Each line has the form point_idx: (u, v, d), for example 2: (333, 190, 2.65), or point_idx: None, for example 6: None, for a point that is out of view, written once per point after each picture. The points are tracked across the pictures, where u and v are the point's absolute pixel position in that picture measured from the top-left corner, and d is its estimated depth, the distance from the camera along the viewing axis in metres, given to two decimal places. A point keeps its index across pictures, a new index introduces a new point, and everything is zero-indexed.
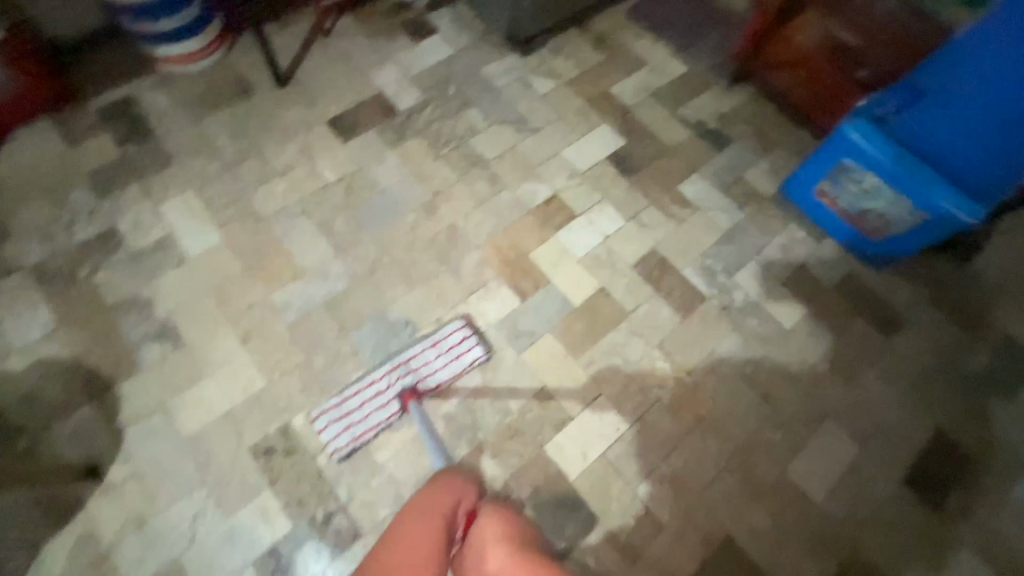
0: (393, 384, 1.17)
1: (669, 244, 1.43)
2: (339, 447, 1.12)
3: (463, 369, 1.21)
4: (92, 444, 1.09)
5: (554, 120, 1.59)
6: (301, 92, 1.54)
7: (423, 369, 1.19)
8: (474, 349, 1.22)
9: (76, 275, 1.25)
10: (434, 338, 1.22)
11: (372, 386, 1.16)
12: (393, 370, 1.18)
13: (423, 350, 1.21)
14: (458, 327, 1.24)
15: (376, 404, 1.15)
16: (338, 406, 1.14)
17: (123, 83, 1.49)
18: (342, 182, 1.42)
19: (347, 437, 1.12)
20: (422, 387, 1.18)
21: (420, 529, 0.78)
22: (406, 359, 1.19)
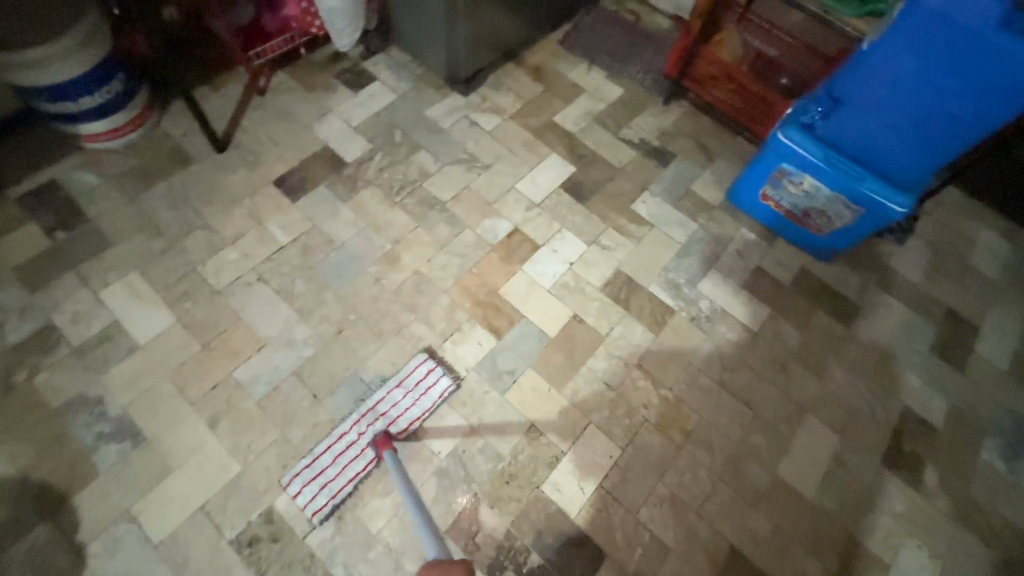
0: (365, 433, 1.15)
1: (633, 262, 1.46)
2: (318, 508, 1.07)
3: (434, 403, 1.20)
4: (52, 567, 0.99)
5: (504, 154, 1.61)
6: (242, 155, 1.50)
7: (393, 411, 1.18)
8: (441, 381, 1.23)
9: (13, 381, 1.14)
10: (398, 379, 1.23)
11: (344, 438, 1.14)
12: (362, 419, 1.17)
13: (389, 393, 1.20)
14: (420, 363, 1.25)
15: (350, 456, 1.12)
16: (311, 465, 1.11)
17: (46, 166, 1.40)
18: (298, 242, 1.38)
19: (325, 496, 1.08)
20: (395, 430, 1.17)
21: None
22: (373, 405, 1.19)
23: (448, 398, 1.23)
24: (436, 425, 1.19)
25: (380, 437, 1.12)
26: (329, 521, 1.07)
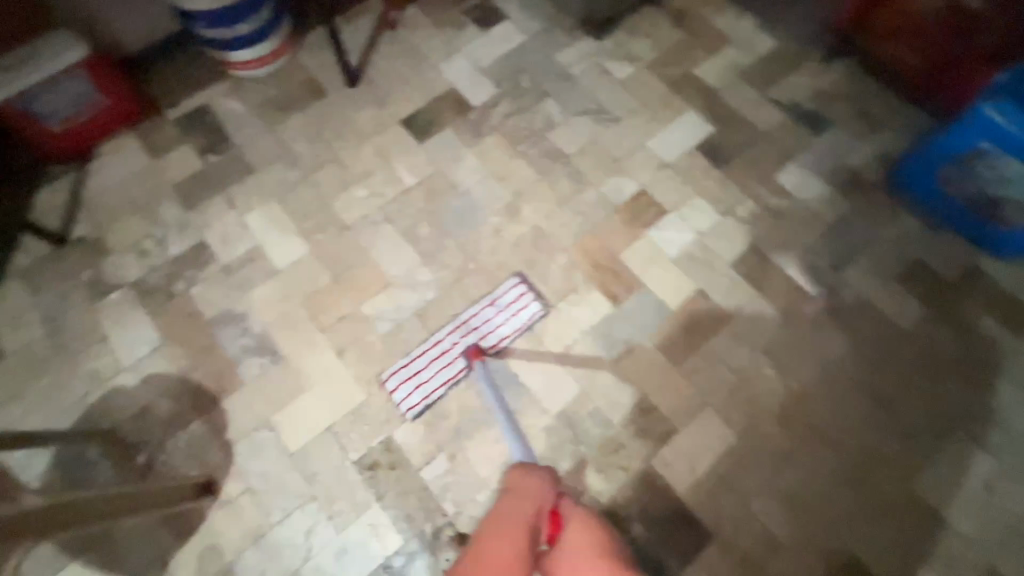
0: (457, 343, 1.18)
1: (769, 240, 1.34)
2: (412, 405, 1.14)
3: (524, 325, 1.22)
4: (207, 459, 1.12)
5: (636, 108, 1.49)
6: (372, 91, 1.49)
7: (484, 327, 1.20)
8: (531, 305, 1.23)
9: (174, 290, 1.26)
10: (492, 297, 1.23)
11: (438, 345, 1.18)
12: (456, 330, 1.20)
13: (482, 309, 1.21)
14: (513, 284, 1.24)
15: (444, 362, 1.17)
16: (408, 366, 1.16)
17: (198, 90, 1.48)
18: (423, 185, 1.38)
19: (419, 395, 1.14)
20: (485, 345, 1.19)
21: (508, 515, 0.85)
22: (466, 319, 1.21)
23: (535, 322, 1.24)
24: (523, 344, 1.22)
25: (473, 349, 1.16)
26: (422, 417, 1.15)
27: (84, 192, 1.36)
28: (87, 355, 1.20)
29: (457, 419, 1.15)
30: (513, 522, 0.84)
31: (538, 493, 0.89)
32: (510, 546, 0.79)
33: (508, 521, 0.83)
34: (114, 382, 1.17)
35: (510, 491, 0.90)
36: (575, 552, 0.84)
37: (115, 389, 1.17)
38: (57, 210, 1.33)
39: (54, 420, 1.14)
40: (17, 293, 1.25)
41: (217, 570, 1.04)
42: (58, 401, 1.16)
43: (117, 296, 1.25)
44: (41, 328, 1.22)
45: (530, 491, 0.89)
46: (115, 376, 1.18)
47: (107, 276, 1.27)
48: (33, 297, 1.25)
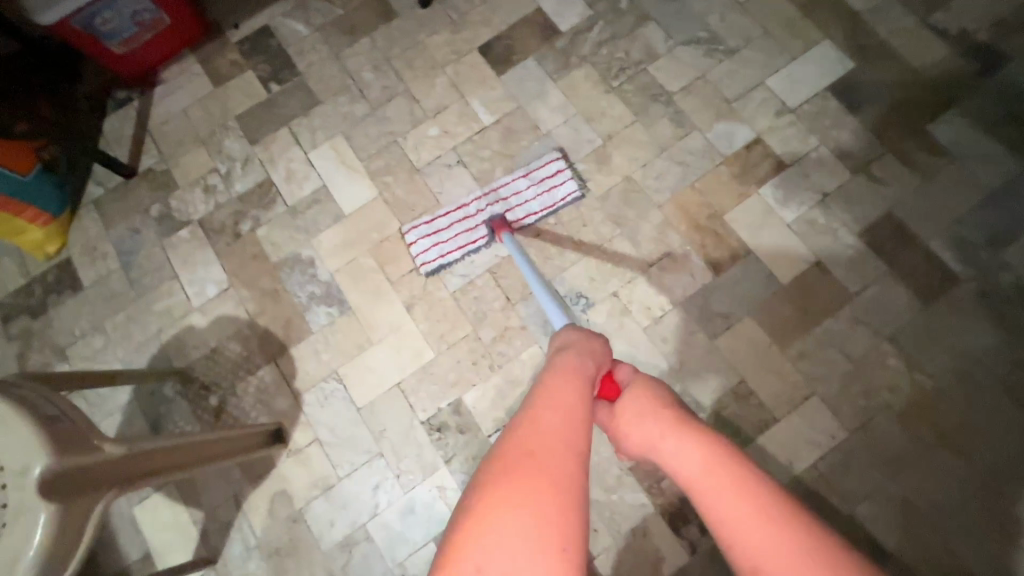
0: (483, 210, 1.15)
1: (911, 206, 1.11)
2: (428, 261, 1.13)
3: (555, 204, 1.15)
4: (276, 407, 1.10)
5: (757, 36, 1.24)
6: (447, 12, 1.31)
7: (513, 199, 1.15)
8: (566, 185, 1.16)
9: (240, 230, 1.21)
10: (527, 169, 1.17)
11: (464, 208, 1.15)
12: (484, 197, 1.16)
13: (514, 181, 1.16)
14: (552, 160, 1.17)
15: (467, 224, 1.14)
16: (430, 223, 1.14)
17: (260, 10, 1.35)
18: (500, 124, 1.22)
19: (436, 253, 1.13)
20: (511, 217, 1.14)
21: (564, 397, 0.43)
22: (496, 187, 1.16)
23: (568, 204, 1.17)
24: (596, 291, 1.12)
25: (497, 219, 1.11)
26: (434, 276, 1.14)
27: (149, 120, 1.30)
28: (159, 293, 1.18)
29: (529, 386, 1.07)
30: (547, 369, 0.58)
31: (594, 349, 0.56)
32: (564, 406, 0.43)
33: (561, 392, 0.44)
34: (187, 321, 1.16)
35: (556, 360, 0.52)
36: (635, 411, 0.53)
37: (188, 328, 1.16)
38: (125, 140, 1.29)
39: (132, 355, 1.15)
40: (92, 226, 1.24)
41: (289, 515, 1.05)
42: (134, 336, 1.16)
43: (185, 233, 1.21)
44: (115, 262, 1.21)
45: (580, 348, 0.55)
46: (187, 315, 1.16)
47: (175, 211, 1.23)
48: (107, 230, 1.23)
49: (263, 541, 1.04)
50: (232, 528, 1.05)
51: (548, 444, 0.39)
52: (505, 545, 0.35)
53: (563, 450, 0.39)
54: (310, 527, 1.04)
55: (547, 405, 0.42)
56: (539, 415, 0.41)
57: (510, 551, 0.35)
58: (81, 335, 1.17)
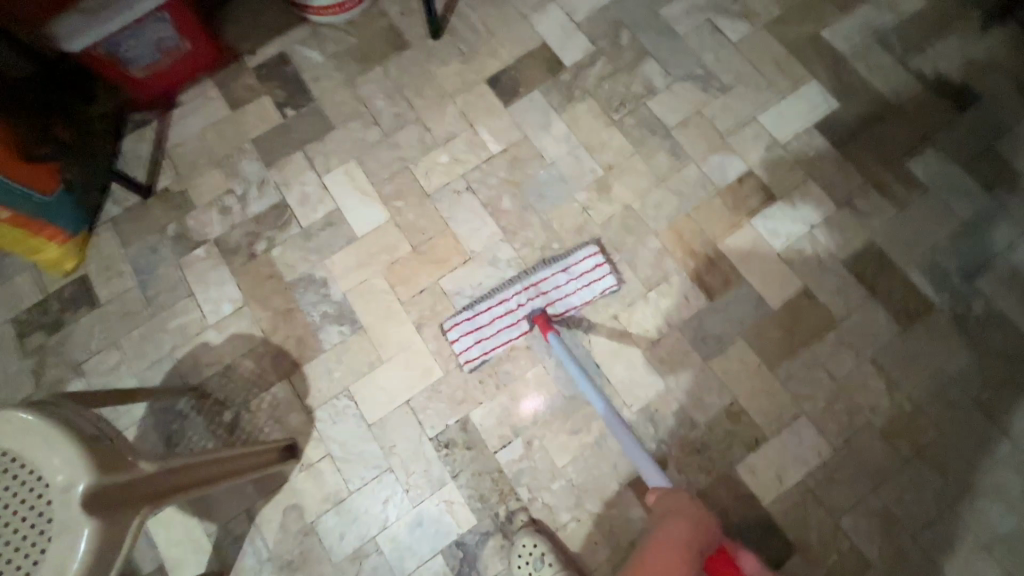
0: (524, 305, 1.11)
1: (891, 236, 1.19)
2: (470, 357, 1.12)
3: (593, 297, 1.15)
4: (289, 422, 1.14)
5: (749, 74, 1.32)
6: (456, 43, 1.38)
7: (554, 293, 1.13)
8: (605, 278, 1.14)
9: (255, 250, 1.25)
10: (566, 263, 1.13)
11: (504, 304, 1.11)
12: (525, 291, 1.12)
13: (554, 275, 1.13)
14: (591, 253, 1.14)
15: (507, 322, 1.11)
16: (471, 320, 1.11)
17: (276, 37, 1.41)
18: (508, 152, 1.29)
19: (478, 350, 1.11)
20: (551, 311, 1.13)
21: None
22: (536, 280, 1.12)
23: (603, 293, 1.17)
24: (599, 315, 1.18)
25: (541, 318, 1.10)
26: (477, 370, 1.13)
27: (167, 142, 1.34)
28: (175, 310, 1.22)
29: (528, 401, 1.13)
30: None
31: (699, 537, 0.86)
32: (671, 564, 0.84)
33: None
34: (202, 339, 1.20)
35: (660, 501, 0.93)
36: None
37: (203, 345, 1.19)
38: (143, 160, 1.33)
39: (147, 371, 1.19)
40: (109, 243, 1.27)
41: (300, 528, 1.08)
42: (150, 353, 1.20)
43: (201, 252, 1.26)
44: (131, 280, 1.24)
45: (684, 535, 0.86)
46: (202, 332, 1.20)
47: (191, 231, 1.27)
48: (124, 248, 1.27)
49: (275, 553, 1.07)
50: (245, 540, 1.08)
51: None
52: None
53: None
54: (321, 539, 1.08)
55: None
56: None
57: None
58: (96, 350, 1.20)
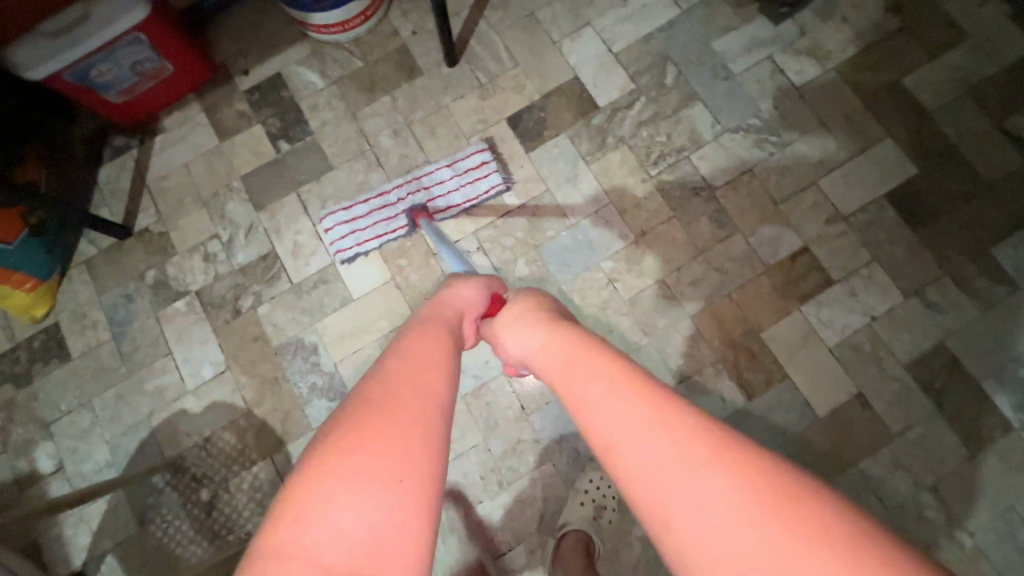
0: (404, 200, 1.12)
1: (968, 340, 1.02)
2: (343, 249, 1.11)
3: (478, 198, 1.12)
4: (271, 506, 1.04)
5: (812, 128, 1.13)
6: (476, 73, 1.20)
7: (436, 189, 1.13)
8: (492, 176, 1.13)
9: (240, 306, 1.12)
10: (452, 159, 1.14)
11: (384, 196, 1.12)
12: (405, 185, 1.13)
13: (438, 170, 1.13)
14: (479, 151, 1.14)
15: (385, 214, 1.11)
16: (347, 210, 1.12)
17: (272, 55, 1.24)
18: (527, 208, 1.13)
19: (352, 242, 1.11)
20: (432, 208, 1.12)
21: (426, 351, 0.53)
22: (419, 175, 1.13)
23: (591, 317, 1.08)
24: None
25: (417, 210, 1.09)
26: (350, 263, 1.12)
27: (148, 174, 1.21)
28: (152, 370, 1.11)
29: (524, 484, 1.02)
30: (424, 373, 0.49)
31: (466, 303, 0.69)
32: (423, 354, 0.52)
33: (420, 350, 0.53)
34: (179, 404, 1.09)
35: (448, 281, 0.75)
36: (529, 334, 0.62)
37: (181, 412, 1.09)
38: (121, 195, 1.20)
39: (120, 438, 1.08)
40: (83, 289, 1.16)
41: None
42: (123, 418, 1.09)
43: (182, 305, 1.14)
44: (106, 332, 1.13)
45: (455, 303, 0.68)
46: (180, 398, 1.09)
47: (172, 280, 1.15)
48: (99, 295, 1.15)
49: None
50: None
51: (397, 408, 0.45)
52: (358, 487, 0.40)
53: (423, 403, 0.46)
54: None
55: (406, 359, 0.51)
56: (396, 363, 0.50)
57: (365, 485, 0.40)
58: (67, 411, 1.10)
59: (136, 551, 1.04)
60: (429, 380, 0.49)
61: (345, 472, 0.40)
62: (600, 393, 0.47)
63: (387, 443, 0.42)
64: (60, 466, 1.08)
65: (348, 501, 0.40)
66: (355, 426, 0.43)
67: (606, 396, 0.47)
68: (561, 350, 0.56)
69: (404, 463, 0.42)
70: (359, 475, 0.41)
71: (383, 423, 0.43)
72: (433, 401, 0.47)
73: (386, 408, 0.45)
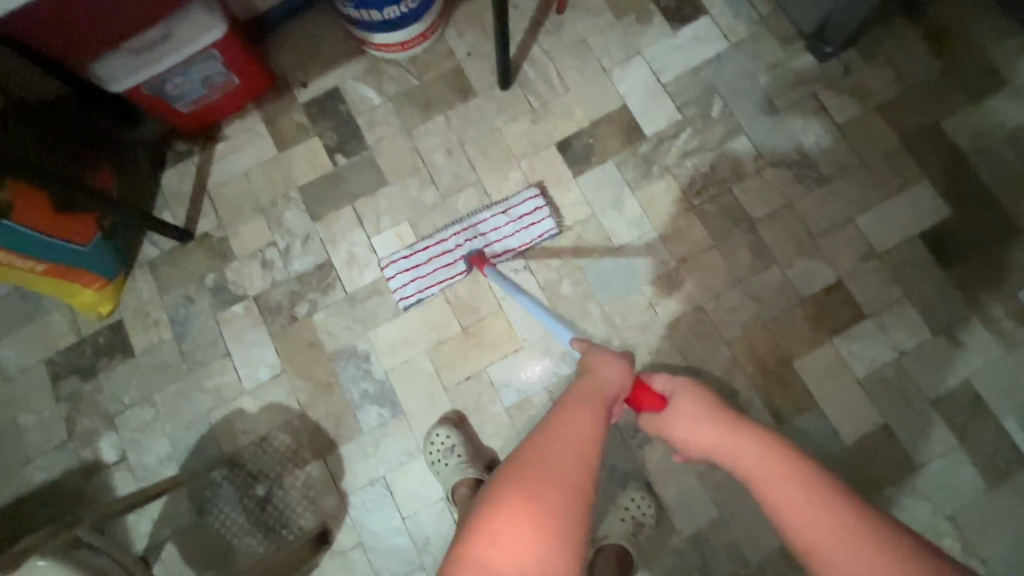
0: (462, 246, 1.15)
1: (992, 378, 1.07)
2: (406, 296, 1.15)
3: (533, 242, 1.16)
4: (322, 504, 1.10)
5: (852, 167, 1.17)
6: (528, 96, 1.24)
7: (492, 235, 1.15)
8: (545, 221, 1.16)
9: (296, 313, 1.18)
10: (506, 206, 1.16)
11: (442, 244, 1.15)
12: (462, 232, 1.15)
13: (493, 217, 1.15)
14: (531, 196, 1.16)
15: (445, 261, 1.14)
16: (408, 259, 1.15)
17: (330, 69, 1.28)
18: (573, 231, 1.18)
19: (414, 288, 1.15)
20: (489, 252, 1.15)
21: (583, 425, 0.59)
22: (475, 223, 1.15)
23: (632, 339, 1.14)
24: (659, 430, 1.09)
25: (475, 256, 1.11)
26: (410, 309, 1.16)
27: (209, 180, 1.25)
28: (211, 369, 1.17)
29: None
30: (574, 453, 0.56)
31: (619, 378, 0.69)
32: (584, 419, 0.60)
33: (580, 412, 0.61)
34: (237, 404, 1.15)
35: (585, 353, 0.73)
36: (690, 421, 0.69)
37: (238, 411, 1.15)
38: (183, 199, 1.25)
39: (180, 433, 1.15)
40: (146, 288, 1.21)
41: None
42: (183, 414, 1.15)
43: (240, 309, 1.19)
44: (167, 331, 1.19)
45: (609, 375, 0.69)
46: (237, 397, 1.15)
47: (230, 284, 1.21)
48: (161, 295, 1.21)
49: None
50: None
51: (560, 468, 0.55)
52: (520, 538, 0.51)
53: (576, 475, 0.55)
54: None
55: (567, 425, 0.59)
56: (558, 435, 0.58)
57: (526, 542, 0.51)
58: (130, 404, 1.16)
59: (193, 540, 1.10)
60: (582, 458, 0.56)
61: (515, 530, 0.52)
62: (790, 498, 0.55)
63: (543, 519, 0.52)
64: (122, 457, 1.14)
65: (525, 551, 0.51)
66: (523, 491, 0.53)
67: (804, 513, 0.54)
68: (738, 446, 0.62)
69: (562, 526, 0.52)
70: (532, 531, 0.51)
71: (543, 493, 0.53)
72: (585, 476, 0.55)
73: (548, 479, 0.54)
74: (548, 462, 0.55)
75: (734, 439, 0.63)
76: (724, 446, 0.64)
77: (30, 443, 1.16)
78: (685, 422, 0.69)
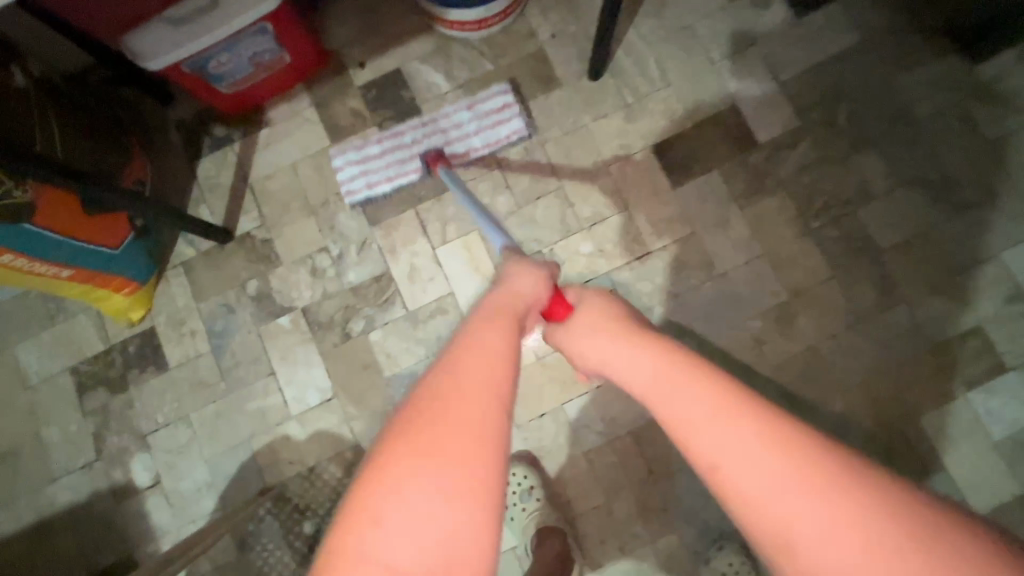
0: (420, 142, 1.05)
1: None
2: (354, 191, 1.05)
3: (499, 142, 1.05)
4: None
5: (1001, 190, 1.00)
6: (621, 91, 1.07)
7: (452, 131, 1.05)
8: (513, 121, 1.04)
9: (350, 330, 1.05)
10: (470, 101, 1.06)
11: (398, 136, 1.06)
12: (422, 126, 1.06)
13: (455, 112, 1.06)
14: (499, 93, 1.05)
15: (400, 156, 1.05)
16: (360, 150, 1.06)
17: (392, 48, 1.11)
18: (668, 251, 1.03)
19: (363, 183, 1.05)
20: (449, 152, 1.05)
21: (491, 341, 0.42)
22: (436, 117, 1.06)
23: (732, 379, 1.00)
24: None
25: (433, 153, 1.02)
26: (429, 282, 1.04)
27: (252, 173, 1.10)
28: (254, 390, 1.04)
29: (649, 553, 0.96)
30: (483, 376, 0.39)
31: (535, 291, 0.53)
32: (498, 336, 0.43)
33: (491, 331, 0.43)
34: (283, 430, 1.03)
35: (501, 270, 0.58)
36: (592, 331, 0.50)
37: (285, 438, 1.03)
38: (222, 194, 1.10)
39: (219, 458, 1.03)
40: (181, 293, 1.08)
41: None
42: (223, 437, 1.04)
43: (287, 323, 1.06)
44: (205, 343, 1.06)
45: (524, 289, 0.53)
46: (284, 422, 1.03)
47: (276, 293, 1.07)
48: (198, 302, 1.08)
49: None
50: None
51: (466, 404, 0.38)
52: (413, 503, 0.35)
53: (481, 405, 0.38)
54: None
55: (472, 346, 0.41)
56: (458, 358, 0.40)
57: (417, 500, 0.35)
58: (164, 423, 1.05)
59: None
60: (487, 383, 0.39)
61: (401, 491, 0.35)
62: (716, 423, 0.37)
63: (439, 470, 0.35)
64: (157, 481, 1.03)
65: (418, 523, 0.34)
66: (405, 431, 0.37)
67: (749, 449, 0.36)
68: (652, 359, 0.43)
69: (463, 480, 0.35)
70: (428, 489, 0.35)
71: (432, 437, 0.36)
72: (495, 405, 0.38)
73: (441, 411, 0.37)
74: (443, 390, 0.38)
75: (644, 354, 0.44)
76: (621, 354, 0.46)
77: (54, 459, 1.05)
78: (583, 333, 0.51)
